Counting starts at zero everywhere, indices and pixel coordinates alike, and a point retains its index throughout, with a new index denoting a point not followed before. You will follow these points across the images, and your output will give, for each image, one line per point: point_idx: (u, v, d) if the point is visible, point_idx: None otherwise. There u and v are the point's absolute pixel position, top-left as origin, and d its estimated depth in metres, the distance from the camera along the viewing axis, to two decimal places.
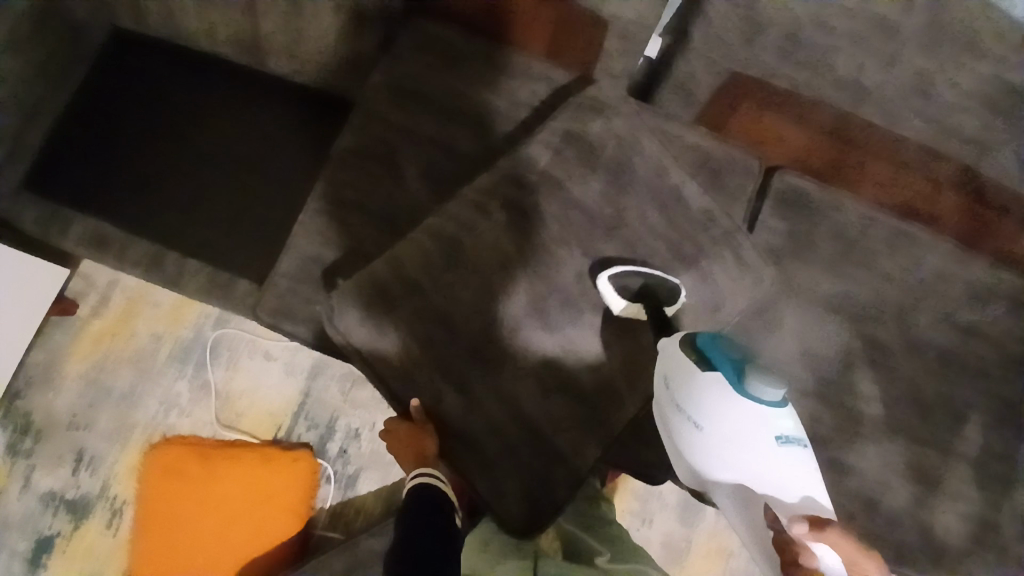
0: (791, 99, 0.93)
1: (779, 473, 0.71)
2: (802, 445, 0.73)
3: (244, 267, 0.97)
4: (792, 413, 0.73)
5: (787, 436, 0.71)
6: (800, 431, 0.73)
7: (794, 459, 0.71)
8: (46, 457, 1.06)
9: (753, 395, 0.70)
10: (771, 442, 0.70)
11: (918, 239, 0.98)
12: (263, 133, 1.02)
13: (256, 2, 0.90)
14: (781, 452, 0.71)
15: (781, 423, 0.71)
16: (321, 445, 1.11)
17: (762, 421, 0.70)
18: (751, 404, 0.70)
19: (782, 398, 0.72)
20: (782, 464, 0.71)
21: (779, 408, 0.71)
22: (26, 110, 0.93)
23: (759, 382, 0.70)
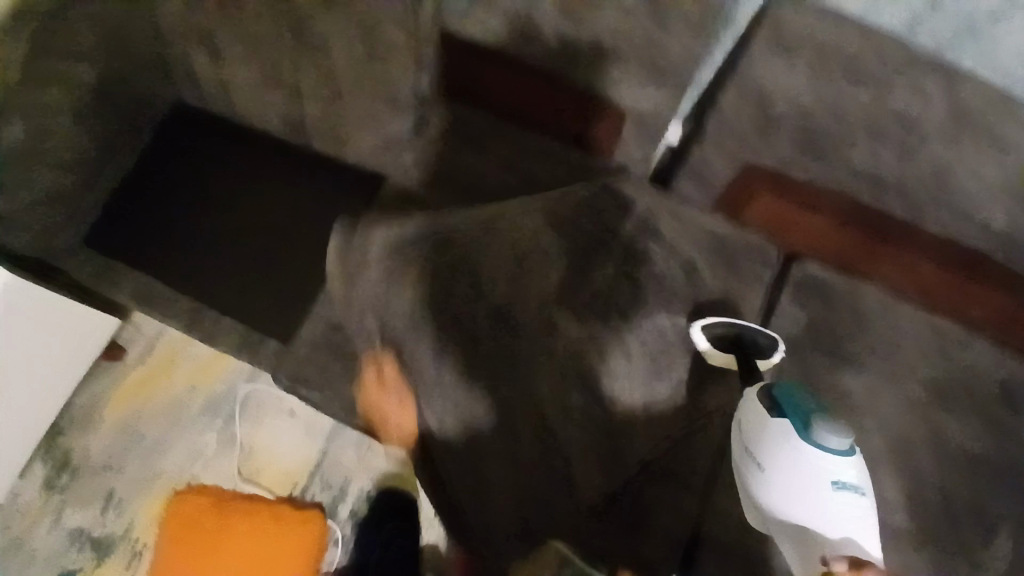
0: (803, 187, 0.94)
1: (834, 521, 0.69)
2: (860, 495, 0.71)
3: (264, 325, 1.02)
4: (855, 464, 0.72)
5: (845, 482, 0.70)
6: (861, 481, 0.71)
7: (852, 507, 0.70)
8: (78, 494, 1.09)
9: (817, 441, 0.69)
10: (829, 488, 0.69)
11: (952, 335, 0.90)
12: (298, 202, 1.09)
13: (301, 88, 0.99)
14: (837, 497, 0.70)
15: (841, 472, 0.70)
16: (332, 507, 1.11)
17: (822, 468, 0.69)
18: (813, 449, 0.69)
19: (847, 448, 0.71)
20: (836, 511, 0.69)
21: (843, 455, 0.70)
22: (90, 173, 1.04)
23: (825, 429, 0.69)
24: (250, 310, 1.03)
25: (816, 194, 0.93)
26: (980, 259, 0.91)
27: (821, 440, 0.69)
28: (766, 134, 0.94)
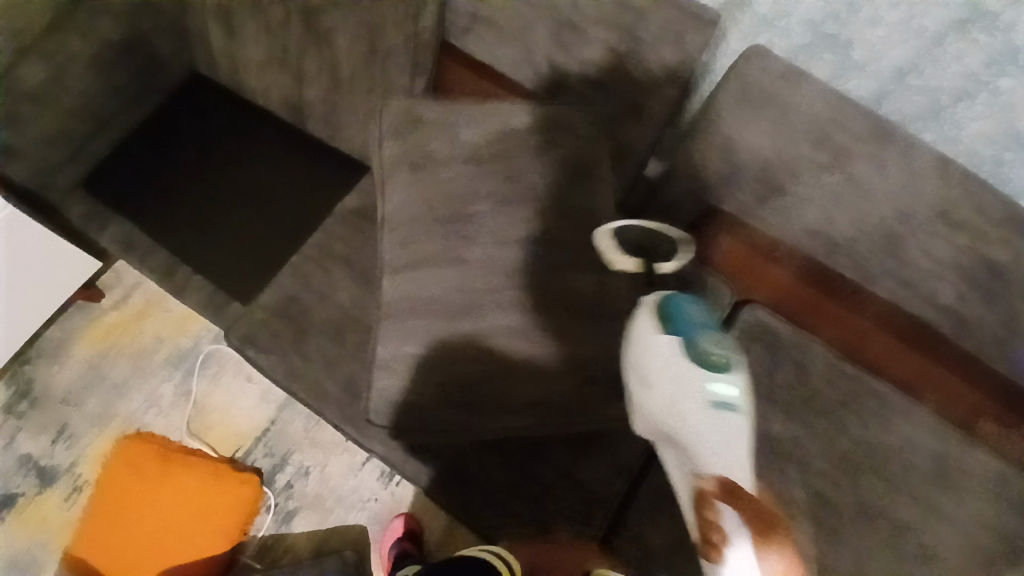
0: (768, 239, 0.93)
1: (711, 441, 0.59)
2: (737, 415, 0.61)
3: (241, 289, 1.06)
4: (745, 381, 0.62)
5: (720, 400, 0.61)
6: (739, 400, 0.61)
7: (721, 427, 0.60)
8: (33, 424, 1.16)
9: (698, 353, 0.63)
10: (700, 402, 0.61)
11: (883, 396, 0.94)
12: (292, 177, 1.11)
13: (304, 73, 1.04)
14: (707, 416, 0.60)
15: (718, 382, 0.61)
16: (271, 474, 1.16)
17: (698, 381, 0.61)
18: (693, 362, 0.62)
19: (727, 360, 0.62)
20: (703, 429, 0.60)
21: (724, 370, 0.62)
22: (98, 121, 1.10)
23: (700, 341, 0.63)
24: (230, 274, 1.07)
25: (772, 249, 0.94)
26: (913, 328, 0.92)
27: (697, 353, 0.63)
28: (726, 184, 0.91)
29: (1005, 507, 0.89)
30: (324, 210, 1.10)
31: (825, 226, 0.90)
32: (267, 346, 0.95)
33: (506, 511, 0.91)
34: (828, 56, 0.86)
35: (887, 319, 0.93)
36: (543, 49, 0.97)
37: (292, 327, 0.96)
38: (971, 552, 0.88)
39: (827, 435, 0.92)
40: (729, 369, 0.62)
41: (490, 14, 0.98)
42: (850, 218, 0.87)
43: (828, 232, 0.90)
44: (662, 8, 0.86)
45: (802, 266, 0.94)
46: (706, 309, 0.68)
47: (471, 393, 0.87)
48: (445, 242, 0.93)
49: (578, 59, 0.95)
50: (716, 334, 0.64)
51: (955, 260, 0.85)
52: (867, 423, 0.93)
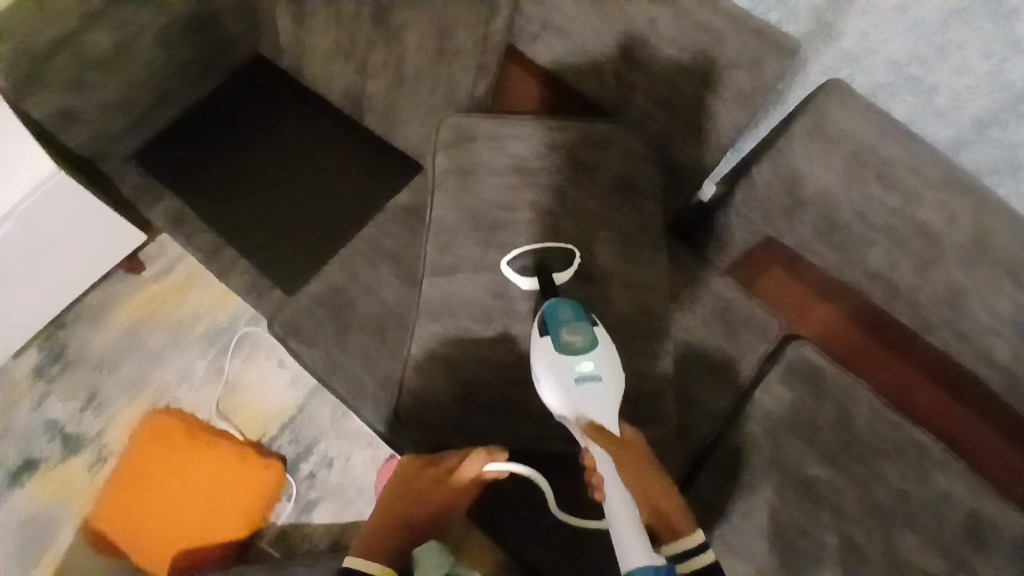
0: (818, 272, 0.95)
1: (584, 411, 0.73)
2: (601, 382, 0.74)
3: (282, 276, 1.04)
4: (607, 356, 0.76)
5: (584, 375, 0.74)
6: (601, 370, 0.75)
7: (591, 398, 0.74)
8: (63, 389, 1.17)
9: (564, 348, 0.76)
10: (568, 380, 0.74)
11: (927, 451, 0.91)
12: (344, 166, 1.10)
13: (368, 66, 1.04)
14: (578, 390, 0.74)
15: (582, 363, 0.74)
16: (295, 461, 1.17)
17: (567, 366, 0.75)
18: (559, 353, 0.76)
19: (591, 341, 0.76)
20: (579, 403, 0.73)
21: (587, 352, 0.75)
22: (158, 94, 1.10)
23: (564, 337, 0.76)
24: (274, 259, 1.06)
25: (817, 277, 0.95)
26: (960, 380, 0.90)
27: (563, 346, 0.76)
28: (787, 215, 0.91)
29: None
30: (374, 203, 1.08)
31: (885, 271, 0.87)
32: (309, 336, 0.96)
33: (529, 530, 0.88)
34: (909, 98, 0.84)
35: (934, 367, 0.92)
36: (611, 63, 0.95)
37: (335, 320, 0.96)
38: None
39: (864, 483, 0.91)
40: (588, 348, 0.76)
41: (561, 22, 0.96)
42: (912, 264, 0.85)
43: (886, 276, 0.87)
44: (742, 34, 0.85)
45: (845, 298, 0.94)
46: (575, 306, 0.80)
47: (502, 396, 0.85)
48: (495, 242, 0.89)
49: (646, 74, 0.93)
50: (579, 326, 0.77)
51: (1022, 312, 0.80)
52: (906, 474, 0.91)
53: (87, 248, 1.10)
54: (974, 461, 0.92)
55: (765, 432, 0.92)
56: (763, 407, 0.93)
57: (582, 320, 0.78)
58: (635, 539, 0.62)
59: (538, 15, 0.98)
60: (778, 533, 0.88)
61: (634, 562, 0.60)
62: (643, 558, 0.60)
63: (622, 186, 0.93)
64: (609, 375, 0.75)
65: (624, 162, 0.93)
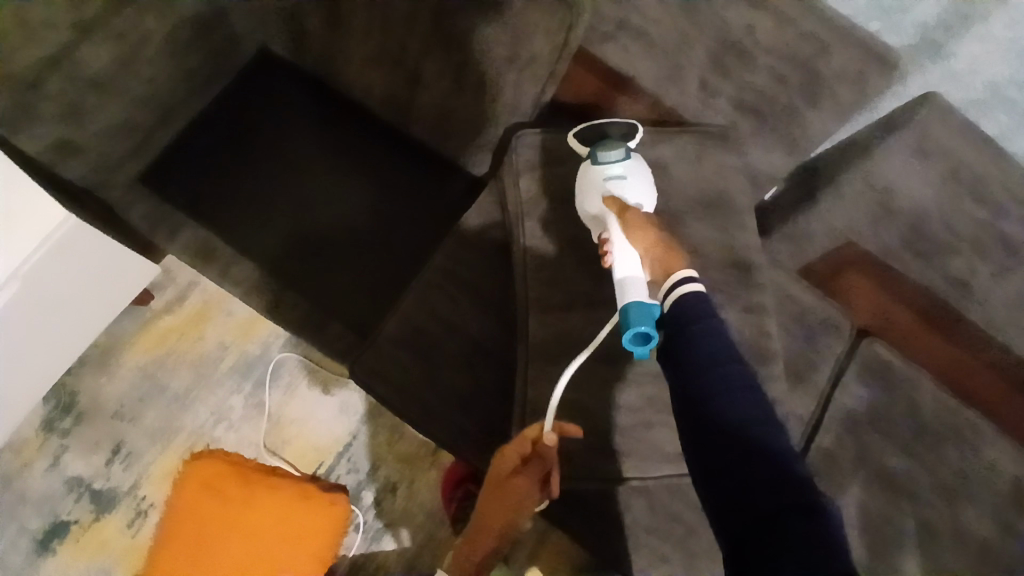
0: (890, 275, 0.96)
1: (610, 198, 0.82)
2: (630, 182, 0.83)
3: (340, 310, 0.97)
4: (637, 165, 0.85)
5: (612, 174, 0.83)
6: (627, 171, 0.84)
7: (619, 192, 0.83)
8: (81, 442, 1.06)
9: (596, 157, 0.85)
10: (598, 177, 0.84)
11: (980, 431, 0.96)
12: (391, 183, 1.01)
13: (423, 74, 0.93)
14: (607, 185, 0.83)
15: (612, 165, 0.84)
16: (358, 491, 1.11)
17: (598, 168, 0.84)
18: (592, 158, 0.85)
19: (622, 152, 0.85)
20: (604, 195, 0.83)
21: (618, 159, 0.85)
22: (164, 110, 0.93)
23: (597, 151, 0.85)
24: (329, 291, 0.97)
25: (891, 280, 0.96)
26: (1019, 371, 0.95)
27: (594, 152, 0.85)
28: (875, 224, 0.95)
29: None
30: (432, 221, 1.00)
31: (964, 274, 0.94)
32: (394, 379, 0.90)
33: (654, 559, 0.85)
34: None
35: (996, 362, 0.96)
36: (696, 69, 0.90)
37: (419, 359, 0.91)
38: None
39: (934, 466, 0.96)
40: (615, 153, 0.85)
41: (642, 23, 0.89)
42: (992, 269, 0.93)
43: (963, 279, 0.94)
44: (847, 47, 0.86)
45: (914, 298, 0.96)
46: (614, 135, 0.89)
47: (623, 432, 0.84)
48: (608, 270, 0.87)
49: (737, 82, 0.90)
50: (614, 143, 0.86)
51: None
52: (964, 455, 0.96)
53: (101, 294, 0.95)
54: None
55: (849, 433, 0.96)
56: (845, 405, 0.97)
57: (616, 141, 0.87)
58: (635, 279, 0.73)
59: (614, 13, 0.89)
60: (865, 524, 0.94)
61: (629, 298, 0.71)
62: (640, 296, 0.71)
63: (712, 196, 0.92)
64: (634, 176, 0.84)
65: (716, 174, 0.93)
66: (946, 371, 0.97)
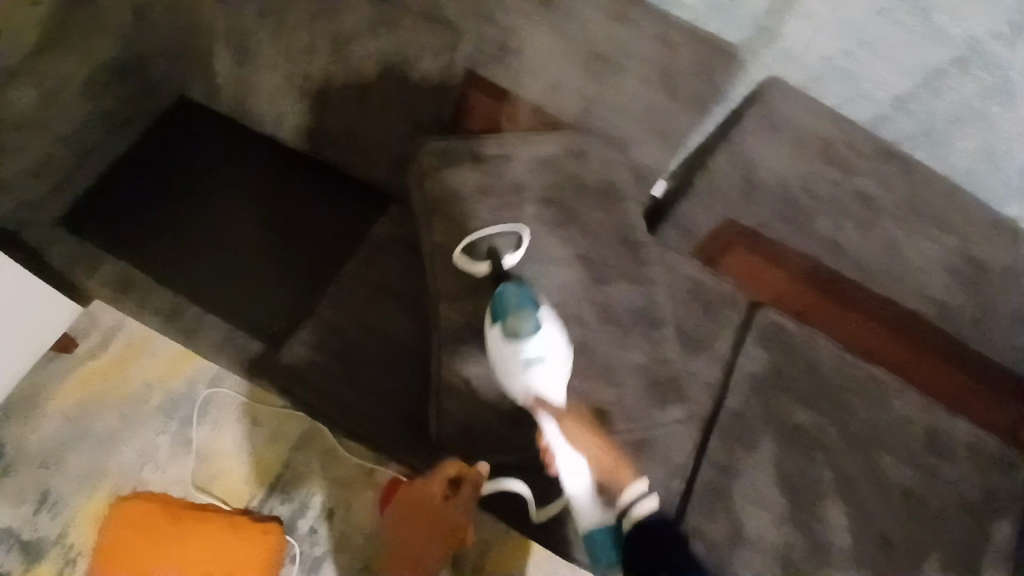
0: (773, 245, 1.04)
1: (533, 387, 0.82)
2: (552, 364, 0.82)
3: (262, 325, 1.00)
4: (550, 334, 0.82)
5: (532, 359, 0.81)
6: (543, 350, 0.81)
7: (540, 378, 0.81)
8: (8, 493, 1.04)
9: (511, 339, 0.81)
10: (517, 366, 0.81)
11: (884, 386, 1.01)
12: (306, 206, 1.08)
13: (326, 102, 1.01)
14: (528, 373, 0.81)
15: (529, 348, 0.80)
16: (292, 520, 1.08)
17: (516, 354, 0.81)
18: (508, 343, 0.81)
19: (535, 327, 0.81)
20: (526, 384, 0.82)
21: (533, 336, 0.81)
22: (83, 150, 1.01)
23: (512, 331, 0.81)
24: (251, 309, 1.01)
25: (773, 250, 1.04)
26: (903, 317, 1.03)
27: (512, 336, 0.81)
28: (747, 198, 1.04)
29: (992, 473, 0.99)
30: (347, 237, 1.06)
31: (831, 233, 1.03)
32: (315, 382, 0.93)
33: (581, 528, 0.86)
34: (980, 73, 0.95)
35: (878, 312, 1.03)
36: (570, 78, 1.01)
37: (339, 361, 0.94)
38: (971, 513, 0.97)
39: (842, 419, 1.00)
40: (533, 335, 0.81)
41: (518, 42, 1.01)
42: (856, 225, 1.03)
43: (836, 239, 1.03)
44: (688, 47, 1.02)
45: (797, 264, 1.04)
46: (518, 290, 0.84)
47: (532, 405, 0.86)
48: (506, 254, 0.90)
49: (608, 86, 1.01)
50: (524, 314, 0.81)
51: (945, 261, 1.03)
52: (870, 407, 1.00)
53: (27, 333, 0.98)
54: (932, 392, 1.02)
55: (756, 394, 1.00)
56: (747, 369, 1.01)
57: (533, 314, 0.82)
58: (591, 504, 0.81)
59: (494, 35, 1.01)
60: (785, 480, 0.96)
61: (589, 525, 0.81)
62: (596, 522, 0.81)
63: (602, 185, 0.99)
64: (552, 353, 0.82)
65: (604, 164, 1.00)
66: (840, 329, 1.04)
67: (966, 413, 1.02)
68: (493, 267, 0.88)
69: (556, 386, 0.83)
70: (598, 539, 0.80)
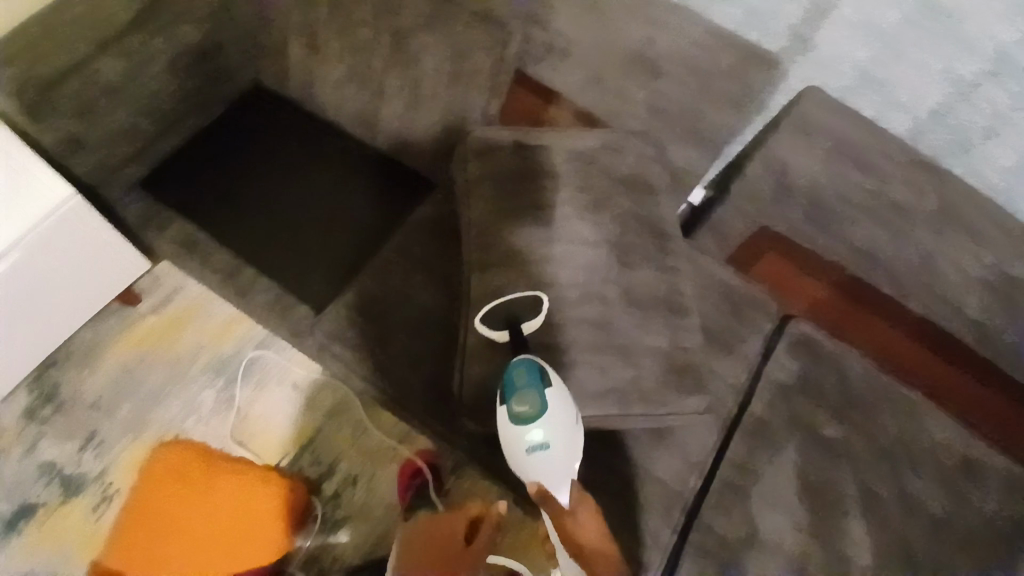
0: (808, 256, 1.05)
1: (536, 473, 0.78)
2: (557, 451, 0.78)
3: (306, 292, 1.07)
4: (558, 419, 0.78)
5: (537, 446, 0.77)
6: (548, 436, 0.77)
7: (543, 466, 0.77)
8: (58, 429, 1.12)
9: (516, 420, 0.78)
10: (521, 452, 0.78)
11: (914, 400, 1.01)
12: (356, 185, 1.14)
13: (384, 91, 1.09)
14: (531, 461, 0.77)
15: (531, 436, 0.77)
16: (318, 484, 1.13)
17: (518, 438, 0.77)
18: (512, 424, 0.78)
19: (539, 409, 0.78)
20: (530, 469, 0.78)
21: (537, 420, 0.77)
22: (163, 124, 1.10)
23: (516, 411, 0.78)
24: (297, 276, 1.08)
25: (806, 260, 1.05)
26: (936, 336, 1.02)
27: (516, 417, 0.78)
28: (782, 201, 1.03)
29: None
30: (391, 216, 1.13)
31: (868, 243, 1.01)
32: (352, 344, 0.99)
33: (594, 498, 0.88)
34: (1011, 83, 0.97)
35: (913, 330, 1.03)
36: (614, 78, 1.06)
37: (374, 325, 1.00)
38: (1006, 543, 0.93)
39: (869, 432, 0.98)
40: (538, 418, 0.77)
41: (565, 44, 1.07)
42: (889, 235, 1.00)
43: (870, 249, 1.01)
44: (728, 50, 1.03)
45: (832, 276, 1.04)
46: (530, 365, 0.80)
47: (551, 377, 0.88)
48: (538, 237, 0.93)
49: (647, 88, 1.05)
50: (529, 396, 0.78)
51: (984, 276, 0.98)
52: (898, 421, 0.99)
53: (106, 274, 1.08)
54: (959, 410, 1.05)
55: (782, 400, 0.99)
56: (774, 375, 1.01)
57: (540, 396, 0.78)
58: None
59: (544, 38, 1.08)
60: (805, 488, 0.94)
61: None
62: None
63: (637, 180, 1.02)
64: (557, 443, 0.77)
65: (641, 161, 1.03)
66: (870, 341, 1.06)
67: (994, 435, 1.03)
68: (510, 335, 0.86)
69: (563, 474, 0.78)
70: None
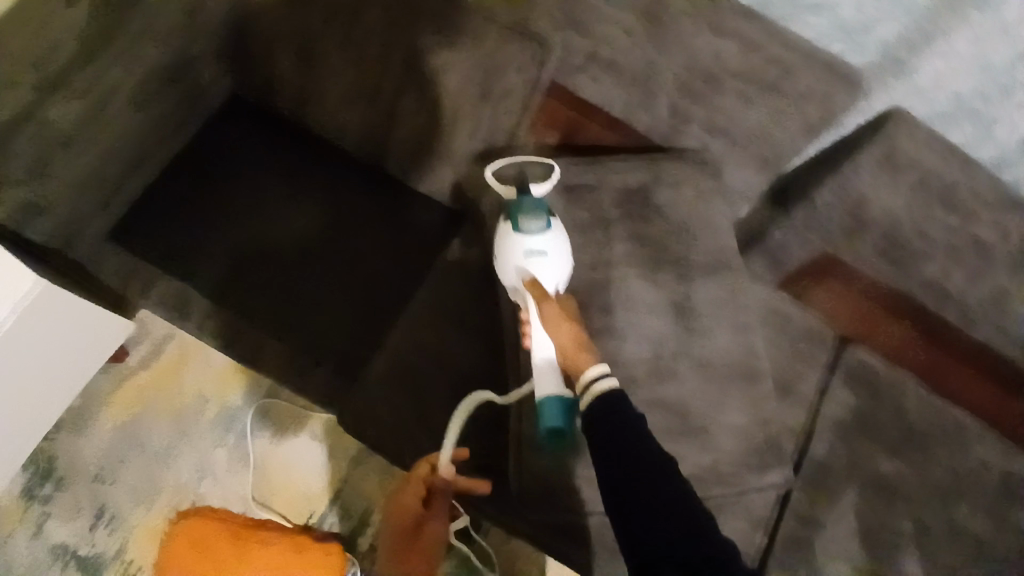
0: (871, 283, 0.97)
1: (526, 277, 0.82)
2: (553, 263, 0.82)
3: (327, 352, 0.96)
4: (559, 238, 0.84)
5: (534, 251, 0.82)
6: (549, 246, 0.82)
7: (540, 269, 0.82)
8: (63, 507, 1.03)
9: (519, 228, 0.82)
10: (518, 254, 0.82)
11: (964, 426, 0.95)
12: (367, 219, 1.01)
13: (397, 113, 0.93)
14: (527, 263, 0.82)
15: (533, 241, 0.82)
16: (353, 539, 1.07)
17: (518, 241, 0.82)
18: (514, 229, 0.82)
19: (545, 224, 0.83)
20: (522, 272, 0.82)
21: (541, 231, 0.82)
22: (132, 160, 0.93)
23: (521, 220, 0.82)
24: (313, 334, 0.96)
25: (868, 288, 0.97)
26: (997, 365, 0.96)
27: (519, 222, 0.82)
28: (851, 236, 0.96)
29: None
30: (409, 253, 1.01)
31: (937, 278, 0.95)
32: (388, 423, 0.90)
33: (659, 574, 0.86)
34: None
35: (974, 358, 0.96)
36: (665, 94, 0.90)
37: (411, 397, 0.90)
38: None
39: (925, 467, 0.94)
40: (541, 227, 0.82)
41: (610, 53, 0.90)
42: (964, 274, 0.94)
43: (941, 284, 0.95)
44: (810, 66, 0.87)
45: (893, 301, 0.97)
46: (537, 197, 0.85)
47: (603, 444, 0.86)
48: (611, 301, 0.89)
49: (707, 106, 0.90)
50: (535, 211, 0.83)
51: None
52: (953, 454, 0.94)
53: (87, 350, 0.96)
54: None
55: (842, 441, 0.95)
56: (834, 415, 0.96)
57: (545, 212, 0.84)
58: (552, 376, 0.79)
59: (582, 45, 0.91)
60: (866, 532, 0.92)
61: (545, 393, 0.79)
62: (551, 390, 0.79)
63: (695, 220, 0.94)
64: (554, 252, 0.82)
65: (700, 198, 0.94)
66: (925, 369, 0.97)
67: None
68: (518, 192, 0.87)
69: (551, 282, 0.83)
70: (551, 406, 0.78)
